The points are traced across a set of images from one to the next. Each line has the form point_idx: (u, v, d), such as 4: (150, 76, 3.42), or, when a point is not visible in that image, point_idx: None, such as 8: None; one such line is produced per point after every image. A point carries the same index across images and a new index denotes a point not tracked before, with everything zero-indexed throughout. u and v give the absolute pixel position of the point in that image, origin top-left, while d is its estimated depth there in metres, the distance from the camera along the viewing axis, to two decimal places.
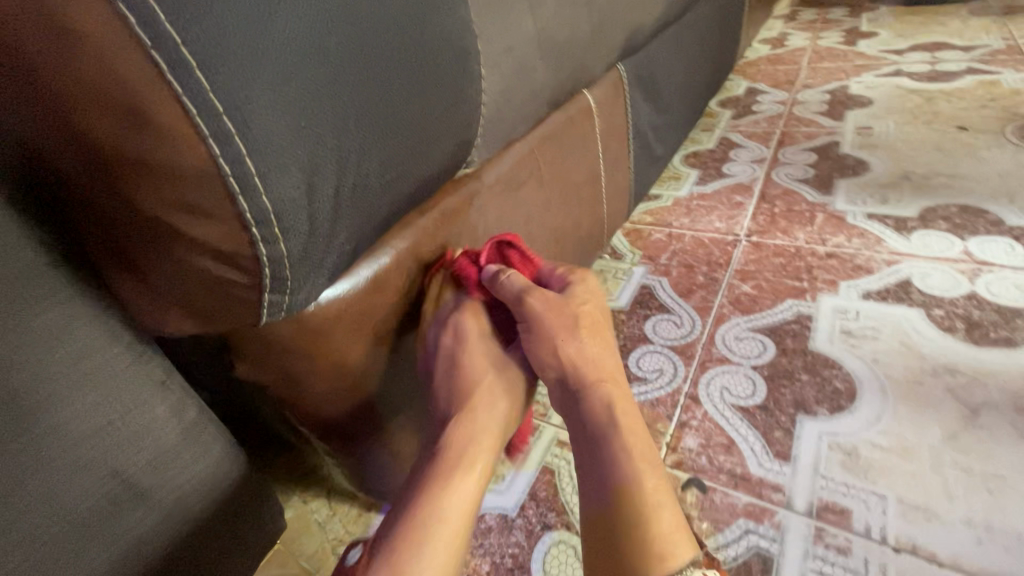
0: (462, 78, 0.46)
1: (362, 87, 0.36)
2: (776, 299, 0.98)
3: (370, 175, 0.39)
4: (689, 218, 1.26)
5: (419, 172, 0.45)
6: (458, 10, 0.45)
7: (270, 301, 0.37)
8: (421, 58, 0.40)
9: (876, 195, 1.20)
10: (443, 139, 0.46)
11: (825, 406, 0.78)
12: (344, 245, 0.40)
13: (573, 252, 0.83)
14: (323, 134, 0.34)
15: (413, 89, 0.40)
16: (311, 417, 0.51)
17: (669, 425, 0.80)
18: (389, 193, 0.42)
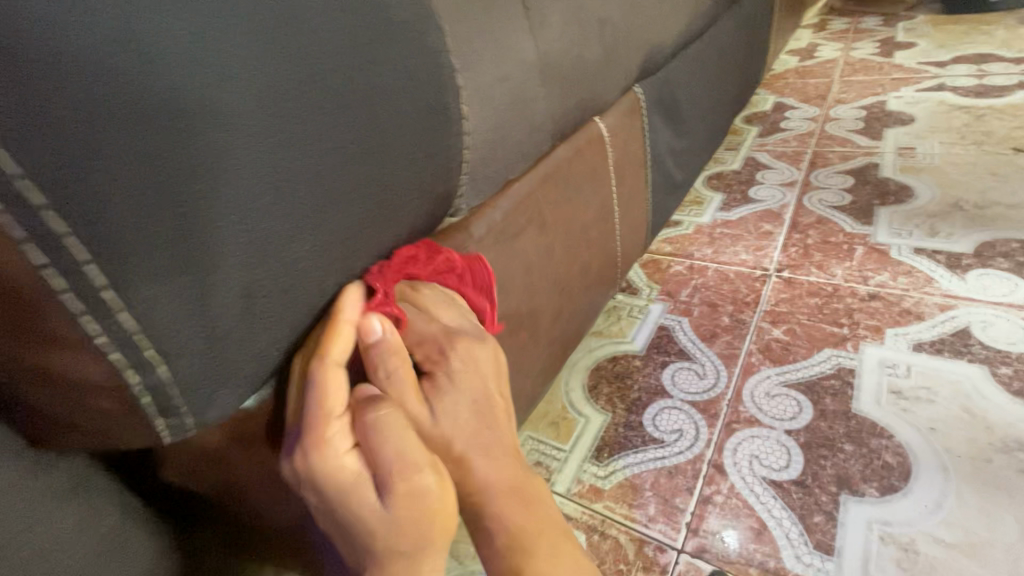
0: (420, 142, 0.41)
1: (275, 171, 0.32)
2: (812, 347, 0.87)
3: (293, 265, 0.34)
4: (713, 248, 1.15)
5: (362, 251, 0.40)
6: (414, 58, 0.40)
7: (167, 427, 0.32)
8: (358, 129, 0.36)
9: (923, 227, 1.08)
10: (396, 208, 0.41)
11: (874, 486, 0.67)
12: (265, 346, 0.35)
13: (580, 299, 0.74)
14: (220, 230, 0.30)
15: (346, 161, 0.36)
16: (257, 518, 0.44)
17: (689, 500, 0.70)
18: (327, 279, 0.38)
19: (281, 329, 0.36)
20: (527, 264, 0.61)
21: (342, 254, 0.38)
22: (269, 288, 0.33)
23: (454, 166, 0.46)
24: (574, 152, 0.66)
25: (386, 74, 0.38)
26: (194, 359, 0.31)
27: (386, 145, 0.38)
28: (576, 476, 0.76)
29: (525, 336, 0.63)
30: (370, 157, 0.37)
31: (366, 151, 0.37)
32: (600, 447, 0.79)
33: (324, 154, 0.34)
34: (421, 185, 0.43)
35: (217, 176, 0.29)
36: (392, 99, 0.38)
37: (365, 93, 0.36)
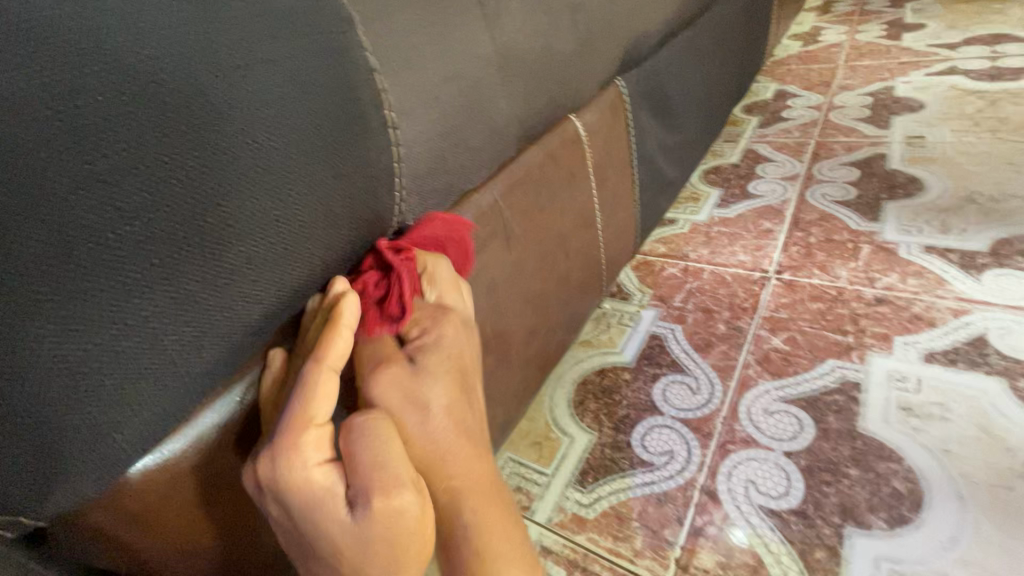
0: (323, 163, 0.35)
1: (96, 215, 0.26)
2: (814, 358, 0.81)
3: (146, 325, 0.28)
4: (709, 249, 1.09)
5: (265, 284, 0.34)
6: (307, 61, 0.34)
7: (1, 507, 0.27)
8: (224, 156, 0.30)
9: (934, 223, 1.01)
10: (299, 244, 0.35)
11: (881, 517, 0.61)
12: (131, 407, 0.29)
13: (558, 313, 0.68)
14: (15, 296, 0.24)
15: (217, 185, 0.30)
16: None
17: (679, 532, 0.64)
18: (214, 330, 0.32)
19: (147, 400, 0.30)
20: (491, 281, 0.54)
21: (228, 304, 0.32)
22: (111, 356, 0.27)
23: (384, 179, 0.40)
24: (546, 154, 0.60)
25: (260, 79, 0.31)
26: (17, 445, 0.26)
27: (271, 171, 0.32)
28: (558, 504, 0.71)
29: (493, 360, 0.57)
30: (247, 186, 0.31)
31: (239, 180, 0.31)
32: (584, 470, 0.73)
33: (171, 189, 0.28)
34: (334, 211, 0.37)
35: (1, 232, 0.24)
36: (275, 117, 0.32)
37: (233, 111, 0.30)
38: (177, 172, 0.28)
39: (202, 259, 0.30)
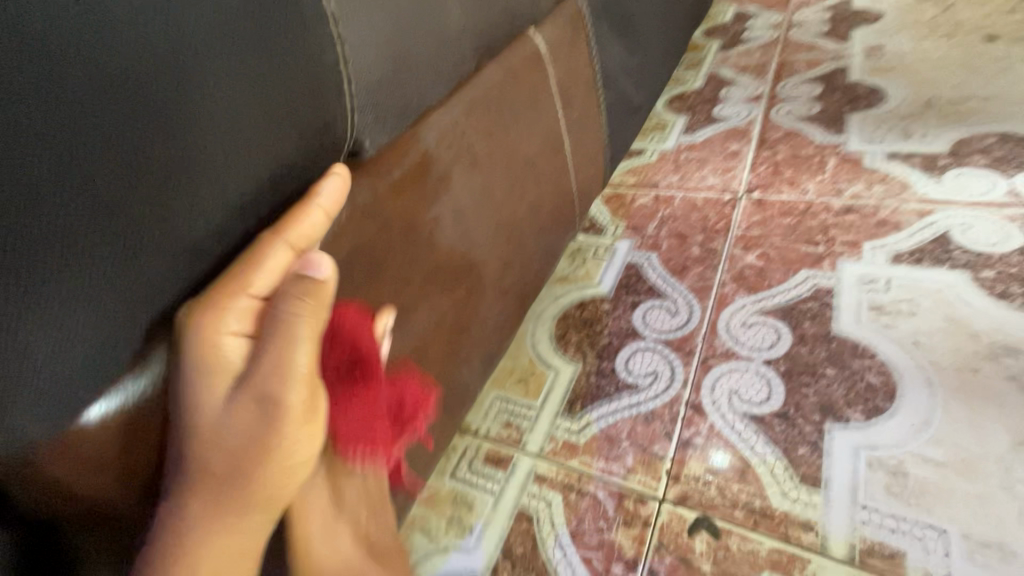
0: (264, 92, 0.33)
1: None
2: (787, 271, 0.82)
3: (78, 249, 0.26)
4: (678, 175, 1.07)
5: (204, 202, 0.31)
6: None
7: None
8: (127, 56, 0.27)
9: (895, 130, 1.01)
10: (247, 180, 0.34)
11: (858, 409, 0.63)
12: (60, 343, 0.27)
13: (533, 243, 0.66)
14: None
15: (121, 90, 0.27)
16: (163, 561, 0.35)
17: (668, 446, 0.66)
18: (156, 273, 0.30)
19: (74, 333, 0.27)
20: (461, 208, 0.51)
21: (171, 240, 0.30)
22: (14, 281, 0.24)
23: (332, 81, 0.37)
24: (506, 70, 0.56)
25: None
26: None
27: (206, 99, 0.30)
28: (548, 434, 0.71)
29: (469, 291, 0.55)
30: (182, 113, 0.29)
31: (174, 107, 0.29)
32: (572, 399, 0.74)
33: (76, 99, 0.25)
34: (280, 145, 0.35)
35: None
36: (208, 43, 0.30)
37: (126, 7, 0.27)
38: (103, 96, 0.26)
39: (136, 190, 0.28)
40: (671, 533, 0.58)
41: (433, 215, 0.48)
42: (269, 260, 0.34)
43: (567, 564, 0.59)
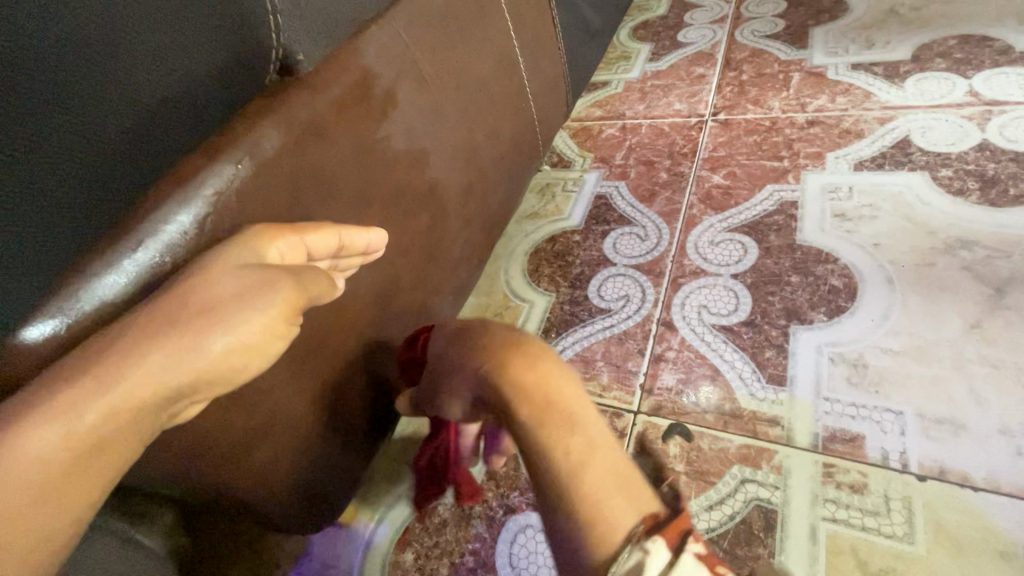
0: (190, 41, 0.33)
1: None
2: (753, 187, 0.82)
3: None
4: (644, 104, 1.06)
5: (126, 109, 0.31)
6: None
7: None
8: None
9: (859, 41, 1.00)
10: (177, 129, 0.34)
11: (822, 311, 0.65)
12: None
13: (494, 170, 0.65)
14: None
15: None
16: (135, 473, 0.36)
17: (642, 362, 0.67)
18: (85, 171, 0.30)
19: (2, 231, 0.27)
20: (412, 128, 0.50)
21: (101, 183, 0.31)
22: None
23: None
24: None
25: None
26: None
27: (132, 51, 0.30)
28: None
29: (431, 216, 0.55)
30: (108, 67, 0.29)
31: (97, 41, 0.29)
32: (546, 328, 0.75)
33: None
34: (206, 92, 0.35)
35: None
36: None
37: None
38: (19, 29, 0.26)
39: (65, 135, 0.29)
40: (646, 441, 0.60)
41: (383, 135, 0.46)
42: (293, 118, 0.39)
43: None
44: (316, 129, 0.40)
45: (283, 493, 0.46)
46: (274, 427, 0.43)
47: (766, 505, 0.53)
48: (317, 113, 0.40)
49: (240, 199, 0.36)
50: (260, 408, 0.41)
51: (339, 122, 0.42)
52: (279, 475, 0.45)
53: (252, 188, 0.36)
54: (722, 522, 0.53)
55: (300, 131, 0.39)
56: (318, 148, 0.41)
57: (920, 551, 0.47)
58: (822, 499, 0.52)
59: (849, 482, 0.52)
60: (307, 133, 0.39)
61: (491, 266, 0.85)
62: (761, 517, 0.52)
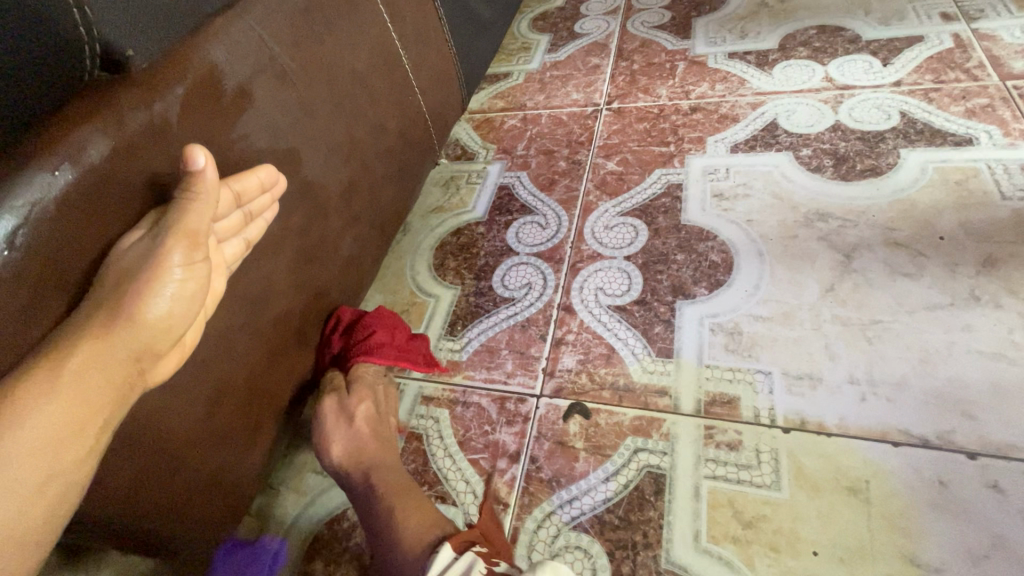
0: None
1: None
2: (643, 172, 0.86)
3: None
4: (544, 94, 1.08)
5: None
6: None
7: None
8: None
9: (735, 32, 1.07)
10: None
11: (703, 285, 0.70)
12: None
13: (381, 166, 0.64)
14: None
15: None
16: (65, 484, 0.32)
17: (544, 347, 0.69)
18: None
19: None
20: (276, 126, 0.48)
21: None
22: None
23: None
24: None
25: None
26: None
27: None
28: None
29: (308, 215, 0.53)
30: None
31: None
32: (452, 321, 0.75)
33: None
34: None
35: None
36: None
37: None
38: None
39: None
40: (548, 422, 0.62)
41: (239, 133, 0.44)
42: (130, 114, 0.36)
43: (456, 470, 0.61)
44: (161, 125, 0.38)
45: (176, 514, 0.44)
46: (156, 439, 0.41)
47: (656, 471, 0.56)
48: (164, 110, 0.38)
49: (62, 208, 0.33)
50: (130, 427, 0.39)
51: (187, 117, 0.40)
52: (167, 497, 0.43)
53: (81, 194, 0.34)
54: (618, 491, 0.56)
55: (144, 128, 0.37)
56: (153, 154, 0.37)
57: (785, 495, 0.53)
58: (704, 460, 0.56)
59: (726, 441, 0.57)
60: (146, 128, 0.37)
61: (397, 263, 0.84)
62: (651, 483, 0.56)
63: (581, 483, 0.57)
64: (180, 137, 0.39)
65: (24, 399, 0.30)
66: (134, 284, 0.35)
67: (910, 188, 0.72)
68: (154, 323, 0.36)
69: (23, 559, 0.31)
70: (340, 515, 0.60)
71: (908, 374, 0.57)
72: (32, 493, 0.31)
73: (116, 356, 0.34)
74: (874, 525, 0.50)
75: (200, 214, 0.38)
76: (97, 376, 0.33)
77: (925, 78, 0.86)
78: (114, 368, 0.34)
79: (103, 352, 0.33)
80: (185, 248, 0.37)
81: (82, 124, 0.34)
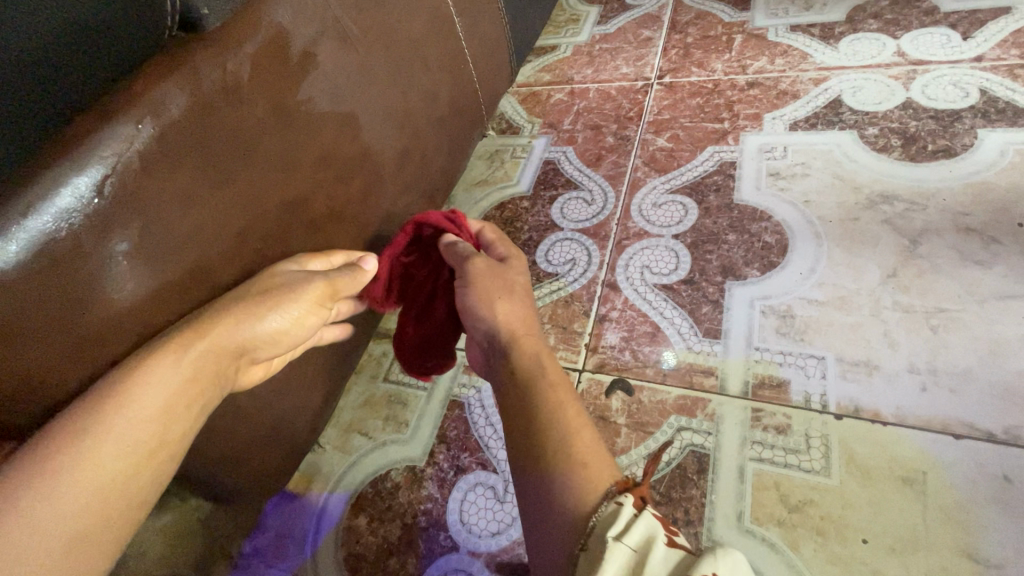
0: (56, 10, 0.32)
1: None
2: (695, 149, 0.84)
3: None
4: (593, 67, 1.05)
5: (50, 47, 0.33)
6: None
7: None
8: None
9: (799, 3, 1.01)
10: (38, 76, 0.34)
11: (755, 266, 0.68)
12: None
13: (432, 135, 0.64)
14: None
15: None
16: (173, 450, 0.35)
17: (587, 322, 0.69)
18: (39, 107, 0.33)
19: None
20: (337, 90, 0.48)
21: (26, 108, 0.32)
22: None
23: None
24: None
25: None
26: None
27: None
28: None
29: (364, 181, 0.54)
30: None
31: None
32: None
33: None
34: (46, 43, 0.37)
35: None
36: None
37: None
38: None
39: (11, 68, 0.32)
40: (590, 397, 0.62)
41: (304, 95, 0.45)
42: (204, 72, 0.37)
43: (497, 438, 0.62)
44: (234, 85, 0.39)
45: (235, 465, 0.46)
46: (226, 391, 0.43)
47: (699, 450, 0.56)
48: (235, 68, 0.39)
49: (143, 162, 0.34)
50: None
51: (256, 77, 0.40)
52: (231, 445, 0.45)
53: (161, 149, 0.35)
54: (659, 468, 0.56)
55: (220, 87, 0.38)
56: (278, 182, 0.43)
57: (834, 482, 0.51)
58: (750, 442, 0.55)
59: (774, 424, 0.56)
60: (218, 86, 0.38)
61: None
62: (694, 461, 0.55)
63: (621, 458, 0.57)
64: (257, 102, 0.40)
65: (158, 364, 0.34)
66: (263, 300, 0.39)
67: (987, 171, 0.68)
68: (268, 333, 0.40)
69: (128, 523, 0.33)
70: (386, 474, 0.62)
71: (973, 365, 0.54)
72: (131, 475, 0.33)
73: (234, 340, 0.38)
74: (929, 518, 0.48)
75: (348, 280, 0.45)
76: (215, 358, 0.37)
77: (1010, 53, 0.80)
78: (223, 358, 0.37)
79: (224, 338, 0.37)
80: (322, 302, 0.43)
81: (161, 80, 0.35)
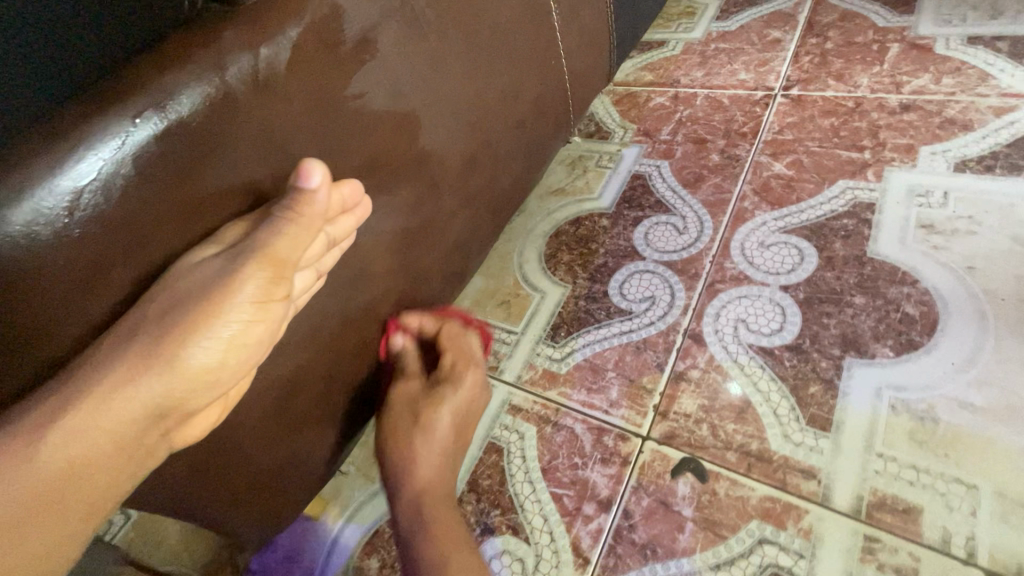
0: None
1: None
2: (821, 182, 0.69)
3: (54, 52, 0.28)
4: (704, 70, 0.91)
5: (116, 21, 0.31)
6: None
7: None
8: None
9: (981, 10, 0.82)
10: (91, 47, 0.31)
11: (887, 344, 0.54)
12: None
13: (507, 140, 0.55)
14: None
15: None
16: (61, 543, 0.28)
17: (660, 378, 0.58)
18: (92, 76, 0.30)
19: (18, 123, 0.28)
20: (398, 85, 0.40)
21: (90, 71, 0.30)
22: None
23: None
24: None
25: None
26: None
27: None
28: (527, 362, 0.64)
29: (419, 191, 0.46)
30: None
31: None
32: (556, 325, 0.66)
33: None
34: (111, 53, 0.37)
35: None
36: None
37: None
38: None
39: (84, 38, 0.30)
40: (652, 474, 0.52)
41: (356, 91, 0.37)
42: (231, 61, 0.30)
43: (535, 501, 0.53)
44: (269, 77, 0.32)
45: (241, 503, 0.41)
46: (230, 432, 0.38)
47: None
48: (273, 56, 0.32)
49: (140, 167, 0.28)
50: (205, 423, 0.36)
51: (298, 66, 0.33)
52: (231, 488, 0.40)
53: (165, 152, 0.28)
54: None
55: (251, 80, 0.31)
56: (238, 126, 0.31)
57: None
58: None
59: (894, 564, 0.44)
60: (248, 78, 0.31)
61: (505, 246, 0.76)
62: None
63: (681, 561, 0.47)
64: (296, 96, 0.34)
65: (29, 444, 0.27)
66: (187, 318, 0.30)
67: None
68: (196, 372, 0.31)
69: None
70: None
71: None
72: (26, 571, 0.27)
73: (136, 404, 0.29)
74: None
75: (286, 239, 0.32)
76: (113, 420, 0.29)
77: None
78: (126, 423, 0.29)
79: (121, 401, 0.29)
80: (265, 278, 0.32)
81: (174, 70, 0.29)
